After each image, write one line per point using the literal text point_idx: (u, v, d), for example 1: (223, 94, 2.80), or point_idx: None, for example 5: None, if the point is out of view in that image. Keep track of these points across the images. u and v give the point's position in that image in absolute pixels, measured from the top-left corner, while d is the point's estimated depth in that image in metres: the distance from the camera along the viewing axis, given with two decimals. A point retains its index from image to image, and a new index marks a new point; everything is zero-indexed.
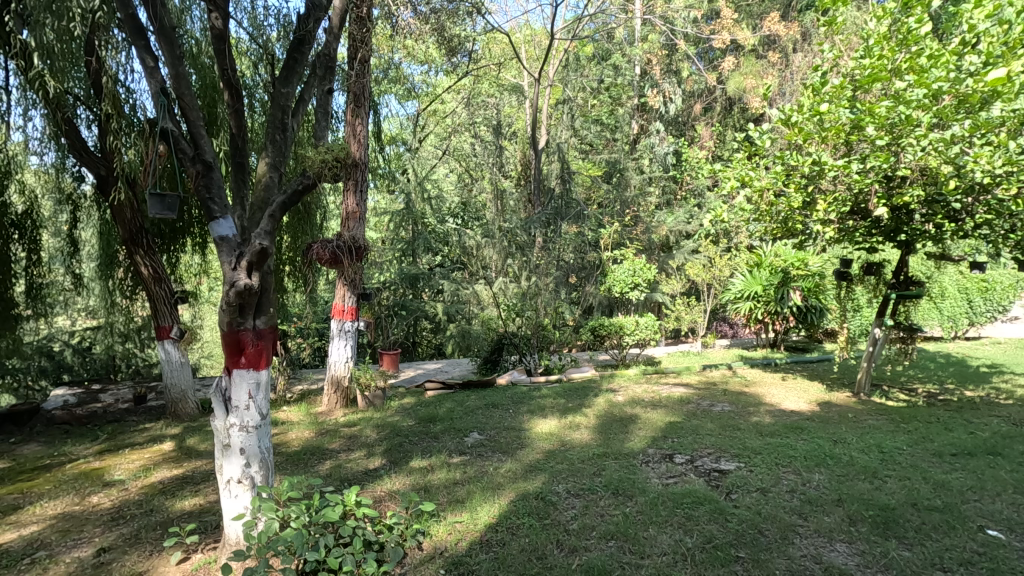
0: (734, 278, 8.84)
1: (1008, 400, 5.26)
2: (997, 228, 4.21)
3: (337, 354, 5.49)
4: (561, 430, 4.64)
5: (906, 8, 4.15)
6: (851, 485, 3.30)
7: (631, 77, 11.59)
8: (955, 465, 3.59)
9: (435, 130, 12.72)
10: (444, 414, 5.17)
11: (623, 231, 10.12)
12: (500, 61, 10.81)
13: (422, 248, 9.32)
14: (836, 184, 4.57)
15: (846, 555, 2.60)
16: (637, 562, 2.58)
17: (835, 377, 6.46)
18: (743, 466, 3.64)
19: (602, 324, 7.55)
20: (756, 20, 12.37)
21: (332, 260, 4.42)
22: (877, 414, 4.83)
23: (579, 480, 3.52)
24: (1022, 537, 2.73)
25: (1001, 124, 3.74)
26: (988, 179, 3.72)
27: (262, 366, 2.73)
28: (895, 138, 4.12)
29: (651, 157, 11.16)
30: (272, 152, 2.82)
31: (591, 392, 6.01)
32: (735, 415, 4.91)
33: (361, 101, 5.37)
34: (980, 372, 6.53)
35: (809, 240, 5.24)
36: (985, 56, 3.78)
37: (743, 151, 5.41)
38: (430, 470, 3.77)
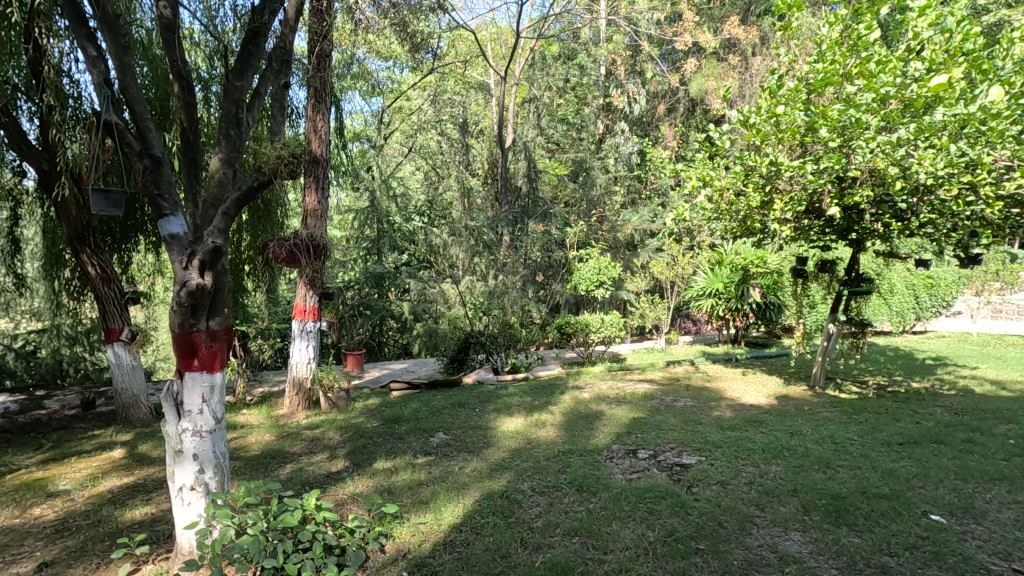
0: (697, 276, 9.03)
1: (950, 391, 5.53)
2: (940, 228, 4.42)
3: (299, 355, 5.37)
4: (527, 428, 4.65)
5: (856, 15, 4.31)
6: (805, 475, 3.40)
7: (597, 77, 11.71)
8: (902, 454, 3.75)
9: (401, 127, 12.59)
10: (410, 414, 5.12)
11: (589, 231, 10.22)
12: (466, 59, 10.75)
13: (387, 247, 9.22)
14: (792, 184, 4.72)
15: (800, 543, 2.69)
16: (600, 557, 2.61)
17: (793, 372, 6.68)
18: (704, 460, 3.72)
19: (568, 322, 7.62)
20: (717, 24, 12.61)
21: (289, 259, 4.33)
22: (831, 406, 5.01)
23: (544, 477, 3.54)
24: (962, 521, 2.87)
25: (943, 128, 3.89)
26: (931, 180, 3.85)
27: (217, 368, 2.64)
28: (846, 139, 4.25)
29: (617, 156, 11.33)
30: (226, 147, 2.73)
31: (557, 389, 6.04)
32: (697, 410, 5.02)
33: (322, 96, 5.27)
34: (926, 365, 6.85)
35: (767, 238, 5.41)
36: (929, 62, 3.97)
37: (704, 151, 5.53)
38: (395, 472, 3.71)
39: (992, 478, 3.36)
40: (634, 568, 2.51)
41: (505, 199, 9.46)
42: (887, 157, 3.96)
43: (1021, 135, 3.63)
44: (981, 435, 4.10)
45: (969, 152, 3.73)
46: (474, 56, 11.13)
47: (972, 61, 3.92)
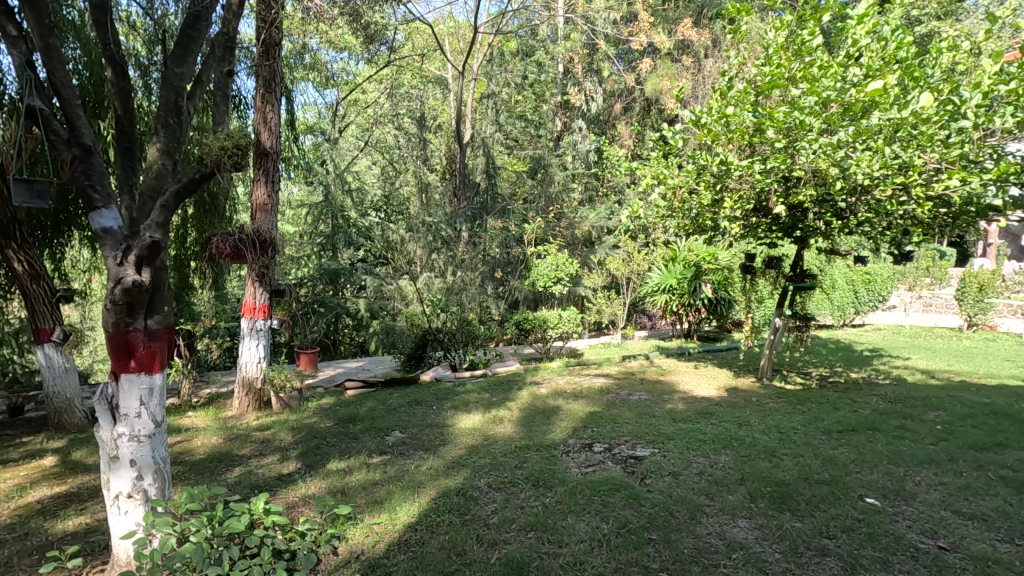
0: (651, 272, 9.23)
1: (885, 380, 5.86)
2: (876, 226, 4.67)
3: (248, 355, 5.18)
4: (485, 424, 4.65)
5: (800, 21, 4.46)
6: (752, 464, 3.53)
7: (554, 75, 11.78)
8: (841, 441, 3.94)
9: (356, 120, 12.31)
10: (365, 413, 5.02)
11: (547, 227, 10.30)
12: (423, 53, 10.61)
13: (342, 243, 9.04)
14: (741, 182, 4.89)
15: (746, 530, 2.79)
16: (555, 551, 2.63)
17: (742, 364, 6.92)
18: (657, 452, 3.81)
19: (526, 318, 7.67)
20: (671, 25, 12.84)
21: (234, 255, 4.17)
22: (777, 397, 5.22)
23: (500, 473, 3.54)
24: (894, 503, 3.04)
25: (879, 131, 4.09)
26: (868, 181, 4.06)
27: (156, 370, 2.52)
28: (791, 141, 4.41)
29: (574, 154, 11.43)
30: (165, 137, 2.60)
31: (515, 385, 6.06)
32: (651, 403, 5.14)
33: (273, 87, 5.08)
34: (863, 356, 7.22)
35: (719, 235, 5.59)
36: (866, 68, 4.16)
37: (658, 149, 5.64)
38: (349, 473, 3.63)
39: (921, 461, 3.57)
40: (588, 560, 2.54)
41: (463, 195, 9.42)
42: (829, 158, 4.14)
43: (948, 139, 3.85)
44: (912, 422, 4.35)
45: (901, 155, 3.93)
46: (431, 50, 11.00)
47: (906, 68, 4.13)
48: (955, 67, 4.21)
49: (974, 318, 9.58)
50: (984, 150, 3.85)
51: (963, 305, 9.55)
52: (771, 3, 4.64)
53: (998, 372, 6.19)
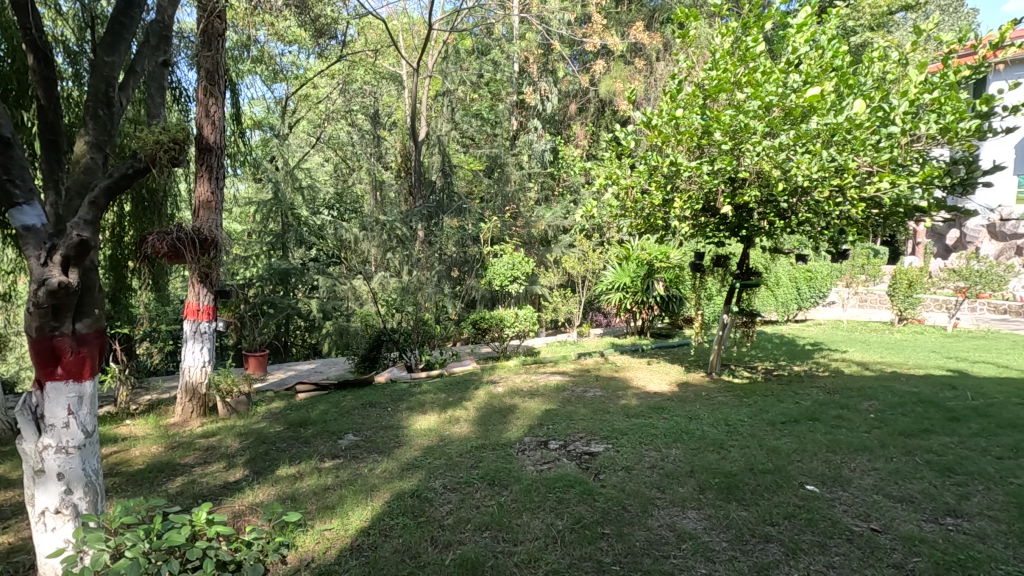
0: (606, 270, 9.41)
1: (824, 373, 6.16)
2: (816, 225, 4.88)
3: (192, 358, 4.96)
4: (441, 425, 4.61)
5: (745, 28, 4.61)
6: (702, 457, 3.63)
7: (510, 74, 11.81)
8: (784, 432, 4.12)
9: (308, 115, 11.92)
10: (317, 416, 4.89)
11: (504, 226, 10.32)
12: (377, 48, 10.40)
13: (293, 242, 8.77)
14: (690, 183, 5.02)
15: (695, 520, 2.87)
16: (510, 549, 2.64)
17: (693, 360, 7.13)
18: (610, 447, 3.87)
19: (483, 318, 7.66)
20: (625, 28, 13.05)
21: (172, 254, 3.99)
22: (725, 391, 5.40)
23: (455, 474, 3.51)
24: (832, 489, 3.20)
25: (817, 135, 4.28)
26: (808, 182, 4.24)
27: (86, 376, 2.37)
28: (737, 143, 4.56)
29: (530, 154, 11.42)
30: (93, 129, 2.45)
31: (472, 384, 6.04)
32: (605, 399, 5.23)
33: (216, 79, 4.85)
34: (805, 350, 7.57)
35: (670, 234, 5.74)
36: (806, 75, 4.35)
37: (611, 150, 5.74)
38: (299, 478, 3.53)
39: (856, 449, 3.77)
40: (543, 557, 2.55)
41: (419, 193, 9.30)
42: (771, 160, 4.30)
43: (879, 144, 4.06)
44: (848, 411, 4.59)
45: (838, 158, 4.13)
46: (386, 46, 10.79)
47: (841, 76, 4.35)
48: (884, 77, 4.48)
49: (904, 312, 10.19)
50: (910, 155, 4.14)
51: (894, 300, 10.15)
52: (717, 10, 4.78)
53: (925, 363, 6.61)
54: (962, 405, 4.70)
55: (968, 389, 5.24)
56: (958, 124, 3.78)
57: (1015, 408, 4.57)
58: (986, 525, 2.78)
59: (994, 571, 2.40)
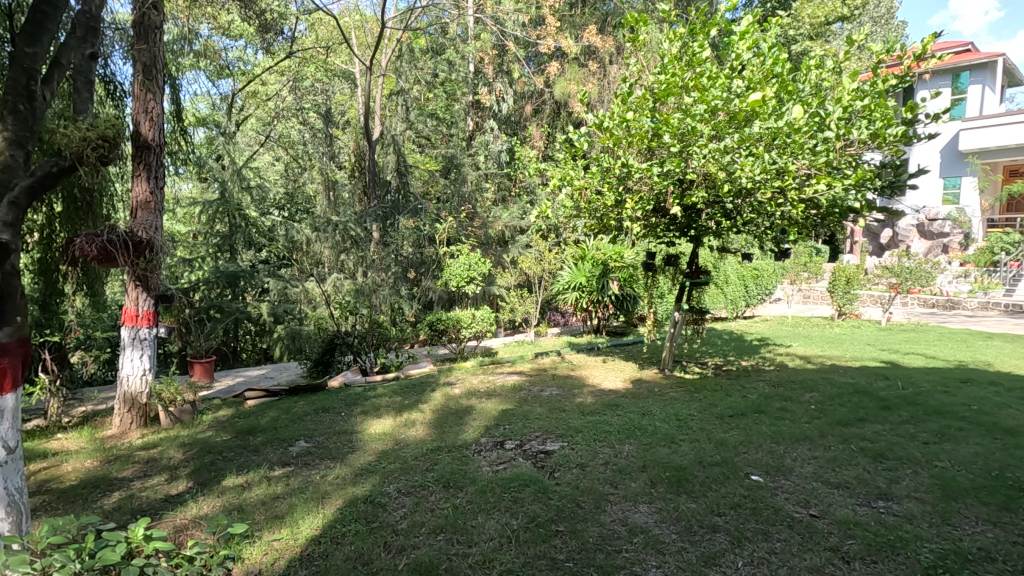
0: (562, 270, 9.53)
1: (770, 367, 6.43)
2: (760, 225, 5.08)
3: (131, 367, 4.71)
4: (396, 428, 4.55)
5: (692, 34, 4.74)
6: (653, 452, 3.72)
7: (465, 74, 11.84)
8: (732, 425, 4.27)
9: (257, 113, 11.55)
10: (266, 423, 4.75)
11: (461, 227, 10.30)
12: (328, 45, 10.13)
13: (242, 243, 8.47)
14: (641, 184, 5.12)
15: (647, 514, 2.94)
16: (464, 551, 2.63)
17: (646, 357, 7.31)
18: (565, 446, 3.92)
19: (440, 319, 7.55)
20: (579, 32, 13.21)
21: (103, 257, 3.82)
22: (677, 387, 5.56)
23: (410, 477, 3.47)
24: (775, 478, 3.33)
25: (759, 138, 4.44)
26: (752, 184, 4.39)
27: (6, 389, 2.21)
28: (684, 145, 4.67)
29: (487, 154, 11.57)
30: (13, 124, 2.25)
31: (428, 387, 5.98)
32: (562, 398, 5.29)
33: (154, 74, 4.61)
34: (753, 346, 7.87)
35: (623, 234, 5.86)
36: (749, 80, 4.50)
37: (566, 151, 5.81)
38: (247, 488, 3.41)
39: (798, 439, 3.94)
40: (497, 558, 2.55)
41: (374, 193, 9.15)
42: (717, 163, 4.43)
43: (816, 148, 4.26)
44: (791, 403, 4.81)
45: (779, 160, 4.28)
46: (338, 43, 10.55)
47: (781, 82, 4.53)
48: (821, 83, 4.69)
49: (843, 308, 10.72)
50: (845, 158, 4.36)
51: (834, 297, 10.67)
52: (665, 16, 4.88)
53: (861, 355, 7.00)
54: (893, 395, 4.98)
55: (900, 379, 5.57)
56: (886, 130, 4.02)
57: (940, 396, 4.89)
58: (914, 506, 2.96)
59: (920, 549, 2.56)
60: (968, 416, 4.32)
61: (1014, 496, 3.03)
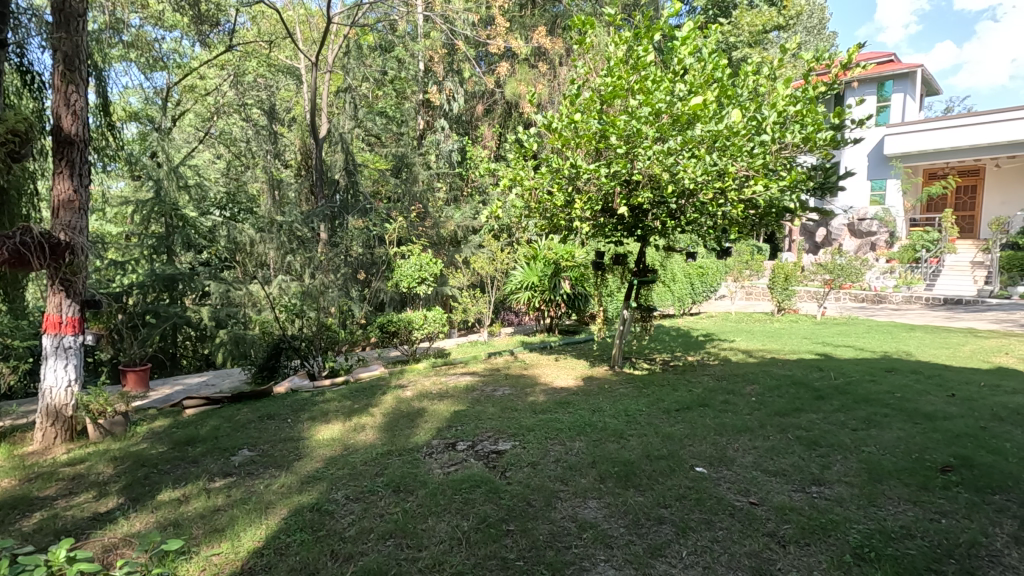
0: (514, 270, 9.56)
1: (714, 361, 6.66)
2: (703, 224, 5.26)
3: (54, 378, 4.40)
4: (345, 433, 4.44)
5: (636, 38, 4.83)
6: (603, 447, 3.79)
7: (415, 73, 11.71)
8: (678, 419, 4.40)
9: (194, 108, 11.06)
10: (206, 433, 4.54)
11: (411, 227, 10.19)
12: (272, 39, 9.74)
13: (180, 245, 8.08)
14: (590, 185, 5.21)
15: (596, 510, 2.98)
16: (414, 556, 2.60)
17: (597, 354, 7.43)
18: (517, 445, 3.93)
19: (391, 320, 7.38)
20: (529, 33, 13.26)
21: (16, 260, 3.91)
22: (626, 383, 5.68)
23: (359, 483, 3.40)
24: (717, 469, 3.46)
25: (701, 140, 4.57)
26: (694, 185, 4.54)
27: None
28: (630, 147, 4.76)
29: (438, 153, 11.48)
30: None
31: (379, 389, 5.88)
32: (514, 397, 5.31)
33: (77, 64, 4.32)
34: (699, 341, 8.15)
35: (573, 234, 5.95)
36: (691, 85, 4.63)
37: (516, 151, 5.83)
38: (184, 501, 3.25)
39: (739, 430, 4.10)
40: (447, 560, 2.54)
41: (322, 192, 8.93)
42: (661, 164, 4.55)
43: (753, 151, 4.44)
44: (733, 396, 5.00)
45: (719, 162, 4.44)
46: (281, 37, 10.22)
47: (721, 87, 4.69)
48: (757, 89, 4.88)
49: (782, 303, 11.23)
50: (780, 161, 4.58)
51: (773, 293, 11.17)
52: (611, 19, 4.96)
53: (799, 348, 7.36)
54: (827, 385, 5.27)
55: (832, 370, 5.89)
56: (817, 134, 4.26)
57: (869, 385, 5.20)
58: (843, 490, 3.14)
59: (849, 530, 2.71)
60: (893, 403, 4.61)
61: (931, 475, 3.26)
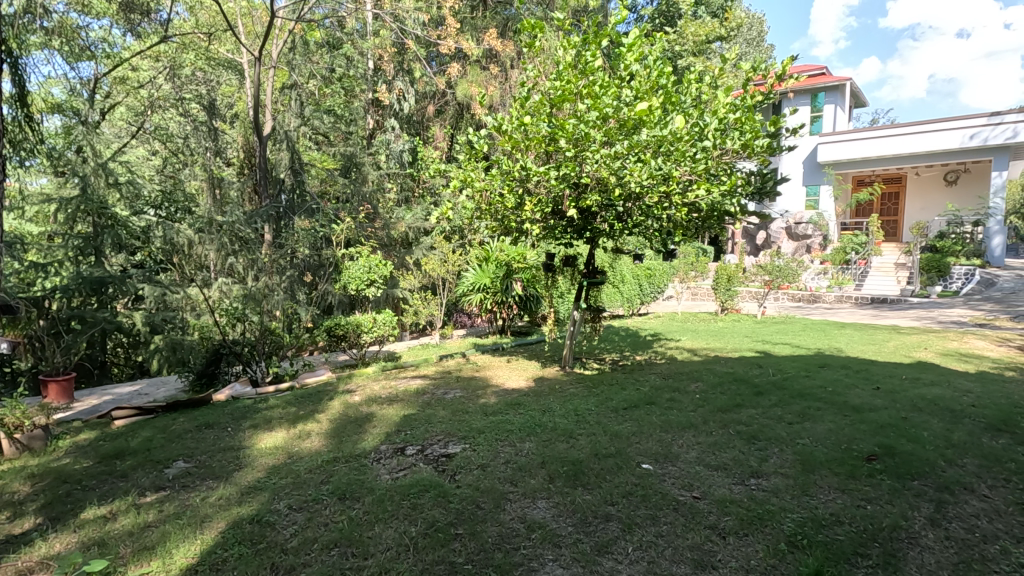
0: (466, 271, 9.53)
1: (661, 360, 6.85)
2: (649, 227, 5.39)
3: None
4: (289, 441, 4.29)
5: (584, 43, 4.88)
6: (552, 447, 3.83)
7: (364, 71, 11.55)
8: (625, 417, 4.48)
9: (127, 101, 10.46)
10: (137, 445, 4.29)
11: (360, 228, 9.99)
12: (211, 30, 9.31)
13: (110, 245, 7.58)
14: (540, 187, 5.25)
15: (545, 510, 3.00)
16: (359, 564, 2.53)
17: (549, 355, 7.52)
18: (467, 447, 3.91)
19: (339, 324, 7.16)
20: (480, 34, 13.24)
21: None
22: (577, 383, 5.75)
23: (302, 492, 3.29)
24: (662, 465, 3.55)
25: (647, 146, 4.65)
26: (641, 188, 4.65)
27: None
28: (579, 150, 4.81)
29: (387, 153, 11.33)
30: None
31: (326, 395, 5.72)
32: (465, 399, 5.28)
33: None
34: (647, 340, 8.37)
35: (524, 236, 5.99)
36: (638, 91, 4.71)
37: (467, 152, 5.80)
38: (111, 518, 3.05)
39: (684, 426, 4.23)
40: (394, 567, 2.49)
41: (265, 191, 8.64)
42: (609, 168, 4.63)
43: (696, 156, 4.56)
44: (679, 394, 5.15)
45: (664, 167, 4.55)
46: (222, 30, 9.81)
47: (666, 94, 4.79)
48: (700, 96, 5.03)
49: (725, 303, 11.68)
50: (721, 166, 4.74)
51: (717, 293, 11.60)
52: (559, 24, 4.99)
53: (740, 346, 7.68)
54: (765, 381, 5.52)
55: (771, 366, 6.16)
56: (754, 141, 4.47)
57: (803, 380, 5.48)
58: (779, 481, 3.28)
59: (784, 519, 2.84)
60: (825, 397, 4.87)
61: (858, 464, 3.46)
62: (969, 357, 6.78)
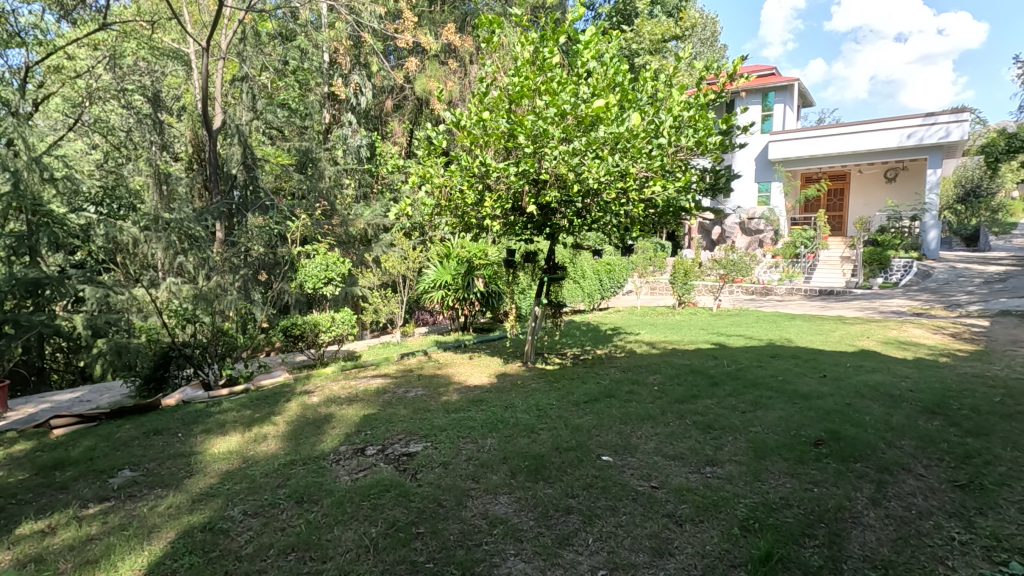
0: (427, 268, 9.47)
1: (621, 353, 6.98)
2: (608, 222, 5.46)
3: None
4: (244, 445, 4.16)
5: (543, 40, 4.88)
6: (514, 443, 3.84)
7: (319, 64, 11.31)
8: (586, 411, 4.54)
9: (62, 91, 9.88)
10: (79, 454, 4.07)
11: (317, 225, 9.77)
12: (154, 18, 8.87)
13: (46, 244, 7.17)
14: (499, 183, 5.24)
15: (506, 505, 3.01)
16: (318, 568, 2.48)
17: (510, 351, 7.56)
18: (429, 445, 3.89)
19: (295, 323, 6.97)
20: (438, 28, 13.10)
21: None
22: (538, 378, 5.80)
23: (258, 497, 3.20)
24: (622, 456, 3.61)
25: (604, 142, 4.70)
26: (598, 184, 4.71)
27: None
28: (538, 146, 4.81)
29: (345, 149, 11.16)
30: None
31: (283, 397, 5.57)
32: (426, 397, 5.24)
33: None
34: (607, 335, 8.50)
35: (484, 233, 5.97)
36: (595, 87, 4.74)
37: (425, 147, 5.72)
38: (50, 533, 2.89)
39: (642, 418, 4.31)
40: (354, 569, 2.46)
41: (216, 187, 8.31)
42: (567, 164, 4.65)
43: (652, 153, 4.64)
44: (638, 386, 5.25)
45: (620, 164, 4.62)
46: (167, 19, 9.37)
47: (622, 91, 4.84)
48: (655, 94, 5.12)
49: (682, 297, 11.99)
50: (676, 163, 4.84)
51: (675, 287, 11.87)
52: (517, 19, 4.97)
53: (696, 339, 7.90)
54: (720, 371, 5.69)
55: (726, 358, 6.36)
56: (707, 139, 4.58)
57: (756, 370, 5.67)
58: (733, 468, 3.39)
59: (737, 504, 2.94)
60: (776, 386, 5.06)
61: (806, 449, 3.62)
62: (908, 345, 7.17)
